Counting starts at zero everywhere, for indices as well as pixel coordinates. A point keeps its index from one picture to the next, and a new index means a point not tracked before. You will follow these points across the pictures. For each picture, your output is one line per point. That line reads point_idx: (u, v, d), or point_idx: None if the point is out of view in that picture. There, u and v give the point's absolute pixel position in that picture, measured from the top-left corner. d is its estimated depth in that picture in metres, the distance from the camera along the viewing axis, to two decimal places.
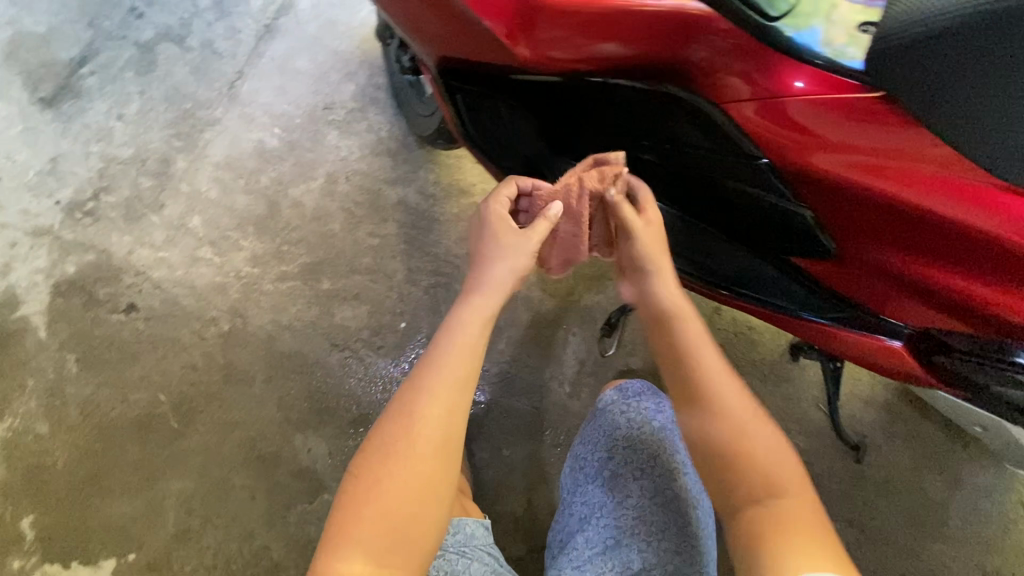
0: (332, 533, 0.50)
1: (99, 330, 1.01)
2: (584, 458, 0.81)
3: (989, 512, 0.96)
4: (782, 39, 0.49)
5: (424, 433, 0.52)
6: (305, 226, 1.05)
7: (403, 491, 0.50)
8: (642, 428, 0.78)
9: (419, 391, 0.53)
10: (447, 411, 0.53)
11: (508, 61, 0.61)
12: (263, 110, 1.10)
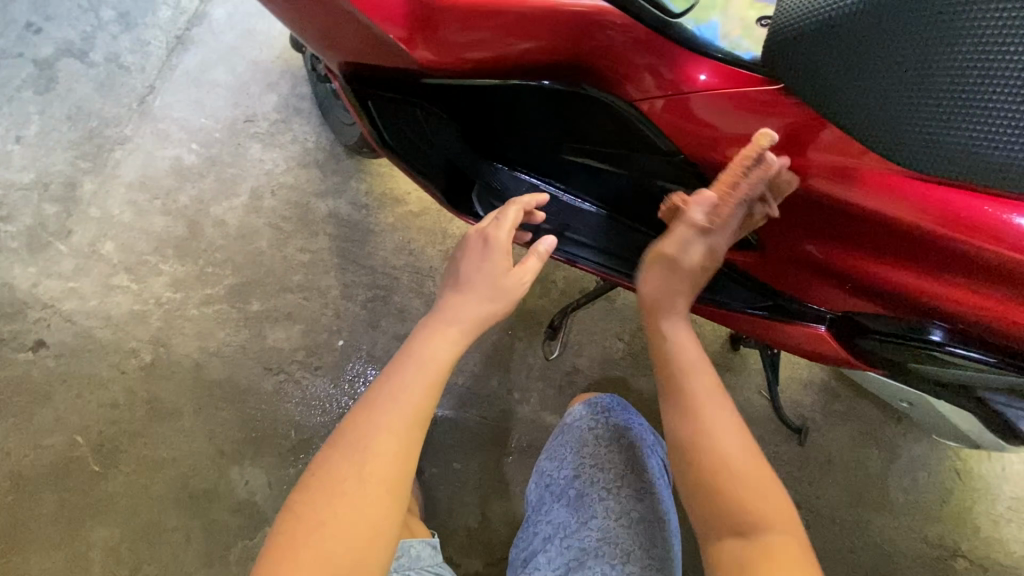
0: None
1: (3, 371, 0.93)
2: (549, 477, 0.80)
3: (925, 481, 1.00)
4: (684, 33, 0.50)
5: (375, 470, 0.49)
6: (229, 245, 0.99)
7: (349, 527, 0.48)
8: (609, 446, 0.78)
9: (374, 425, 0.51)
10: (398, 445, 0.51)
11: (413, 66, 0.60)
12: (179, 126, 1.04)
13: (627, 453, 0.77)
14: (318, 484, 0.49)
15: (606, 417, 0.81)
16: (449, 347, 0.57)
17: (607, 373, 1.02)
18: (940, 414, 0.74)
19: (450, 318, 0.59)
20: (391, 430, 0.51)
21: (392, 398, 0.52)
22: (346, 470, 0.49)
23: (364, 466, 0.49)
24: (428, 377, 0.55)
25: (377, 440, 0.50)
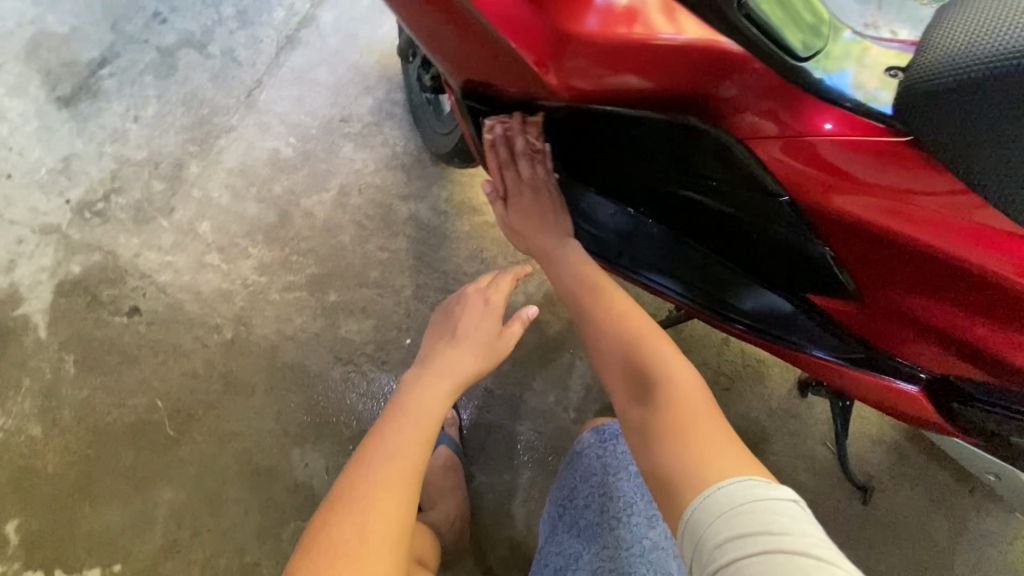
0: None
1: (100, 332, 0.99)
2: (561, 505, 0.81)
3: (997, 560, 0.94)
4: (812, 81, 0.49)
5: (378, 525, 0.57)
6: (314, 237, 1.04)
7: (368, 547, 0.56)
8: (616, 475, 0.80)
9: (378, 458, 0.62)
10: (396, 498, 0.60)
11: (531, 86, 0.62)
12: (279, 120, 1.11)
13: (634, 483, 0.79)
14: (324, 548, 0.55)
15: (613, 444, 0.82)
16: (440, 392, 0.71)
17: None
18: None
19: (444, 363, 0.73)
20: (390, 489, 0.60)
21: (387, 459, 0.62)
22: (348, 532, 0.56)
23: (366, 525, 0.57)
24: (420, 432, 0.66)
25: (376, 500, 0.59)
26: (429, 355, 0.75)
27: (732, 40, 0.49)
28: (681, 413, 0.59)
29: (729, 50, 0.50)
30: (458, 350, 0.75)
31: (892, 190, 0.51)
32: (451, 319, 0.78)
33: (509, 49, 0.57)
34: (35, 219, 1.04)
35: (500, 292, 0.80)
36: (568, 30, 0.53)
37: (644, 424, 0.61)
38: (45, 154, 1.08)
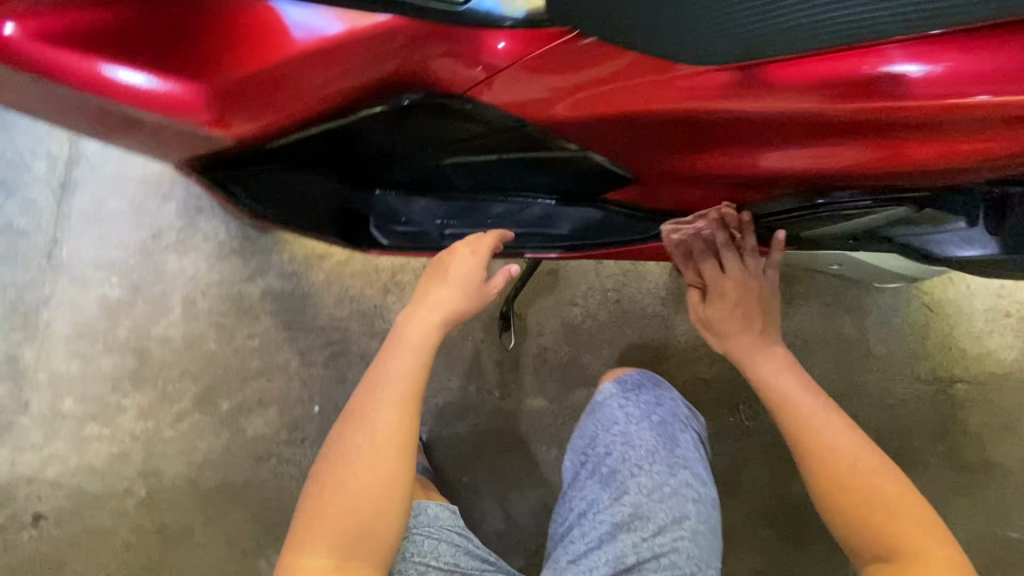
0: (303, 529, 0.53)
1: (13, 556, 0.94)
2: (582, 452, 0.78)
3: (898, 326, 1.04)
4: (466, 15, 0.51)
5: (381, 453, 0.55)
6: (181, 358, 1.01)
7: (365, 481, 0.54)
8: (636, 423, 0.76)
9: (376, 391, 0.57)
10: (402, 416, 0.56)
11: (224, 143, 0.58)
12: (93, 266, 1.05)
13: (656, 423, 0.76)
14: (333, 470, 0.54)
15: (638, 394, 0.80)
16: (431, 332, 0.60)
17: (576, 339, 1.04)
18: (865, 263, 0.79)
19: (431, 304, 0.61)
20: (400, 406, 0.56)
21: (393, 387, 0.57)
22: (359, 442, 0.55)
23: (374, 437, 0.55)
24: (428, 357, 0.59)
25: (379, 429, 0.55)
26: (420, 292, 0.63)
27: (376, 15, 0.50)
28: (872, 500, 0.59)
29: (380, 24, 0.51)
30: (442, 292, 0.62)
31: (605, 71, 0.53)
32: (440, 263, 0.65)
33: (176, 125, 0.54)
34: None
35: (488, 249, 0.65)
36: (225, 80, 0.51)
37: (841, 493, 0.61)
38: None
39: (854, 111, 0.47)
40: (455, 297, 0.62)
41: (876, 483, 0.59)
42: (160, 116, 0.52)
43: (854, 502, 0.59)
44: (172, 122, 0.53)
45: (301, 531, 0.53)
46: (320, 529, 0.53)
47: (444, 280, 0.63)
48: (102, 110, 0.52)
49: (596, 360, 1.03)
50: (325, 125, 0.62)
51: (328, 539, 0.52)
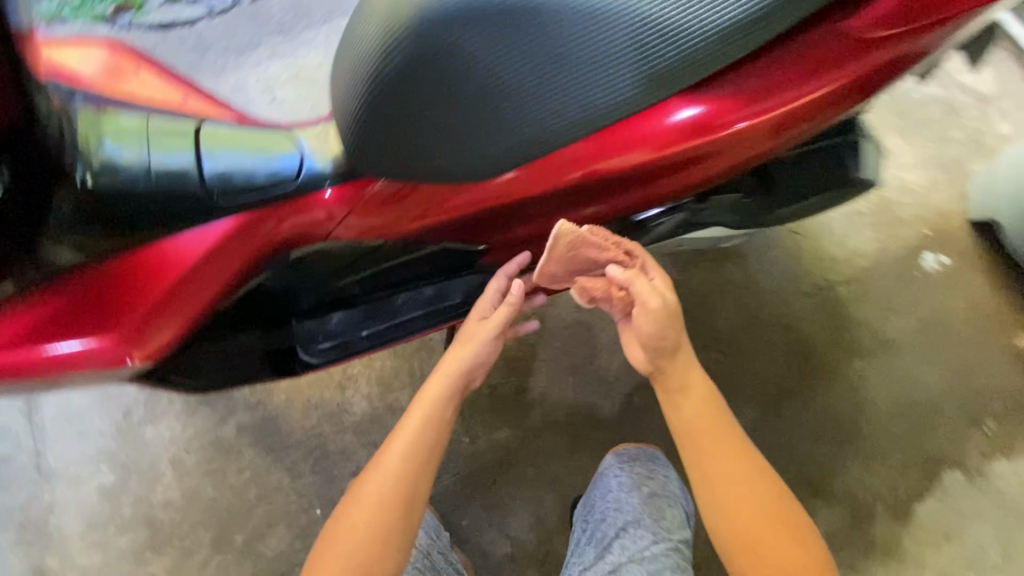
0: (332, 532, 0.74)
1: None
2: (585, 518, 0.98)
3: (773, 258, 1.21)
4: (297, 182, 0.71)
5: (395, 480, 0.74)
6: (187, 513, 1.11)
7: (380, 500, 0.74)
8: (628, 491, 0.96)
9: (397, 440, 0.77)
10: (415, 455, 0.76)
11: (148, 364, 0.70)
12: (81, 462, 1.15)
13: (644, 495, 0.96)
14: (360, 493, 0.74)
15: (631, 466, 0.99)
16: (441, 396, 0.78)
17: (517, 367, 1.17)
18: (707, 238, 0.95)
19: (443, 372, 0.79)
20: (404, 463, 0.75)
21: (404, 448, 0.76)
22: (381, 473, 0.75)
23: (392, 470, 0.75)
24: (430, 421, 0.77)
25: (395, 464, 0.75)
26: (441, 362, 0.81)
27: (231, 214, 0.68)
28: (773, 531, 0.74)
29: (237, 219, 0.68)
30: (449, 360, 0.80)
31: (419, 194, 0.70)
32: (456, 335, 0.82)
33: (104, 366, 0.66)
34: None
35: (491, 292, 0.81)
36: (135, 312, 0.66)
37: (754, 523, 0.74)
38: None
39: (617, 157, 0.66)
40: (459, 367, 0.79)
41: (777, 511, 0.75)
42: (90, 366, 0.65)
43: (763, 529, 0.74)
44: (101, 365, 0.66)
45: (331, 536, 0.74)
46: (346, 537, 0.73)
47: (454, 348, 0.81)
48: (48, 379, 0.65)
49: (540, 379, 1.17)
50: (235, 298, 0.76)
51: (349, 540, 0.72)
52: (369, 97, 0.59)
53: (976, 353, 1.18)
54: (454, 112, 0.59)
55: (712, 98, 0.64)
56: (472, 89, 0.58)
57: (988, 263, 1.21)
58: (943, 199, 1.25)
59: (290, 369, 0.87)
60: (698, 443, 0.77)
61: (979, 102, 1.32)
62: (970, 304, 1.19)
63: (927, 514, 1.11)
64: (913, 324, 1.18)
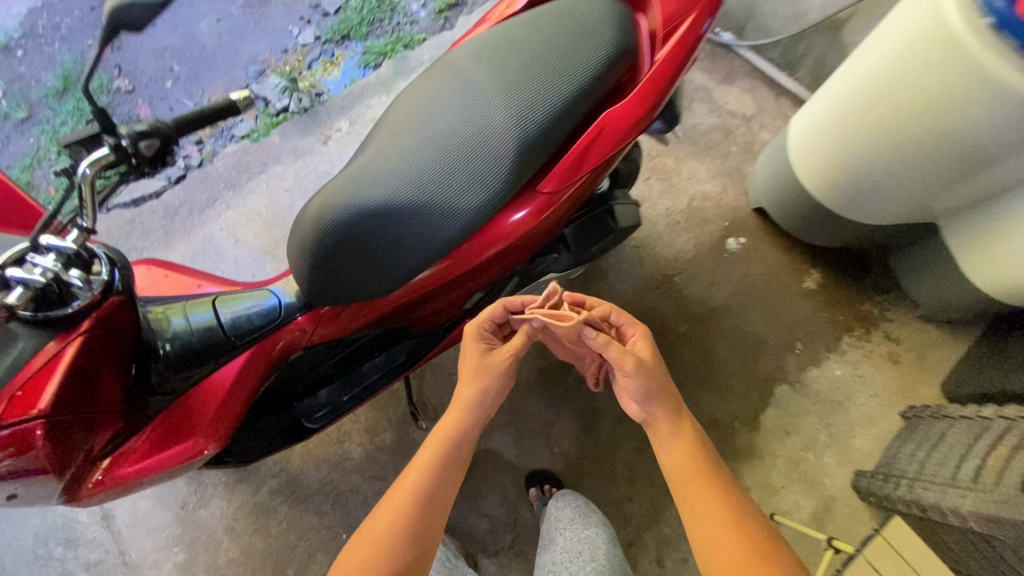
0: (353, 549, 0.84)
1: None
2: (542, 544, 1.35)
3: (625, 268, 1.68)
4: (278, 318, 1.09)
5: (412, 498, 0.86)
6: (248, 564, 1.49)
7: (397, 517, 0.84)
8: (556, 504, 1.38)
9: (418, 464, 0.90)
10: (433, 473, 0.88)
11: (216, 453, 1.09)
12: (157, 550, 1.51)
13: (564, 498, 1.38)
14: (382, 512, 0.86)
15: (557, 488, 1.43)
16: (457, 422, 0.93)
17: None
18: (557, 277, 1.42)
19: (461, 401, 0.94)
20: (416, 494, 0.87)
21: (421, 481, 0.88)
22: (400, 492, 0.87)
23: (411, 489, 0.87)
24: (442, 451, 0.90)
25: (414, 483, 0.87)
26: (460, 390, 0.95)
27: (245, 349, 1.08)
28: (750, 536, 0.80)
29: (250, 351, 1.09)
30: (466, 390, 0.94)
31: (352, 311, 1.12)
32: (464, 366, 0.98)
33: (193, 462, 1.05)
34: None
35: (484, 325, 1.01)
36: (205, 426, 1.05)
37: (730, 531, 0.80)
38: None
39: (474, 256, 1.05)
40: (473, 394, 0.94)
41: (754, 522, 0.82)
42: (185, 464, 1.04)
43: (740, 534, 0.80)
44: (191, 463, 1.05)
45: (349, 552, 0.84)
46: (361, 549, 0.83)
47: (467, 379, 0.96)
48: (159, 479, 1.04)
49: None
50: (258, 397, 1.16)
51: (365, 553, 0.82)
52: (314, 263, 0.98)
53: (779, 301, 1.66)
54: (369, 259, 0.97)
55: (524, 203, 0.98)
56: (378, 245, 0.96)
57: (773, 237, 1.72)
58: (734, 197, 1.76)
59: (300, 436, 1.26)
60: (674, 463, 0.88)
61: (744, 121, 1.84)
62: (766, 267, 1.69)
63: (770, 420, 1.57)
64: (731, 291, 1.67)
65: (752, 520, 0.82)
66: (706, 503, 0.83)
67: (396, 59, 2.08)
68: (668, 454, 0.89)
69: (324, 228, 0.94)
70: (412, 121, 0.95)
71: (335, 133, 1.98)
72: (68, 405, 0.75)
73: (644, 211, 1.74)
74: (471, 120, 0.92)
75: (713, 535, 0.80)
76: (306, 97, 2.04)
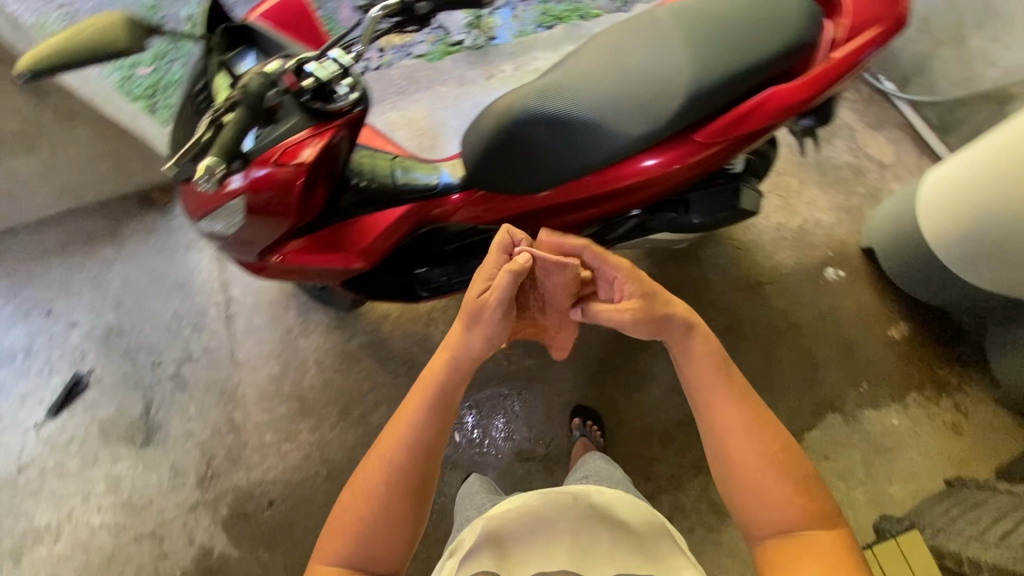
0: (350, 491, 0.93)
1: (265, 524, 1.67)
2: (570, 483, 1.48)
3: (720, 262, 1.82)
4: (439, 187, 1.31)
5: (401, 456, 0.92)
6: (324, 394, 1.78)
7: (388, 470, 0.91)
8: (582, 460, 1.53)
9: (406, 422, 0.94)
10: (417, 434, 0.93)
11: (358, 272, 1.36)
12: (259, 357, 1.82)
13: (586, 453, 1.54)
14: (373, 464, 0.93)
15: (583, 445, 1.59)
16: (445, 381, 0.96)
17: None
18: (661, 241, 1.57)
19: (444, 350, 0.98)
20: (404, 450, 0.92)
21: (405, 441, 0.93)
22: (392, 447, 0.93)
23: (401, 449, 0.92)
24: (426, 411, 0.94)
25: (402, 442, 0.93)
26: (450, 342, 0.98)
27: (405, 204, 1.30)
28: (767, 434, 0.91)
29: (408, 207, 1.31)
30: (462, 343, 0.97)
31: (499, 201, 1.32)
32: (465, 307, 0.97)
33: (341, 270, 1.32)
34: (184, 505, 1.70)
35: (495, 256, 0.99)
36: (359, 248, 1.30)
37: (749, 429, 0.91)
38: (160, 474, 1.74)
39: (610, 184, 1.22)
40: (470, 347, 0.96)
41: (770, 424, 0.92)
42: (336, 268, 1.31)
43: (759, 434, 0.91)
44: (340, 269, 1.32)
45: (348, 495, 0.92)
46: (355, 498, 0.91)
47: (462, 328, 0.97)
48: (314, 272, 1.32)
49: None
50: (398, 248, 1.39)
51: (364, 499, 0.90)
52: (486, 147, 1.20)
53: (858, 338, 1.73)
54: (529, 157, 1.18)
55: (671, 149, 1.14)
56: (540, 147, 1.16)
57: (872, 280, 1.78)
58: (844, 233, 1.83)
59: (411, 296, 1.48)
60: (731, 447, 0.91)
61: (879, 168, 1.89)
62: (857, 305, 1.76)
63: (812, 441, 1.64)
64: (814, 315, 1.75)
65: (805, 502, 0.87)
66: (762, 490, 0.88)
67: (570, 25, 2.28)
68: (725, 434, 0.91)
69: (506, 124, 1.16)
70: (601, 56, 1.12)
71: (498, 73, 2.21)
72: (313, 170, 1.01)
73: (752, 220, 1.86)
74: (652, 67, 1.08)
75: (765, 526, 0.88)
76: (483, 35, 2.27)
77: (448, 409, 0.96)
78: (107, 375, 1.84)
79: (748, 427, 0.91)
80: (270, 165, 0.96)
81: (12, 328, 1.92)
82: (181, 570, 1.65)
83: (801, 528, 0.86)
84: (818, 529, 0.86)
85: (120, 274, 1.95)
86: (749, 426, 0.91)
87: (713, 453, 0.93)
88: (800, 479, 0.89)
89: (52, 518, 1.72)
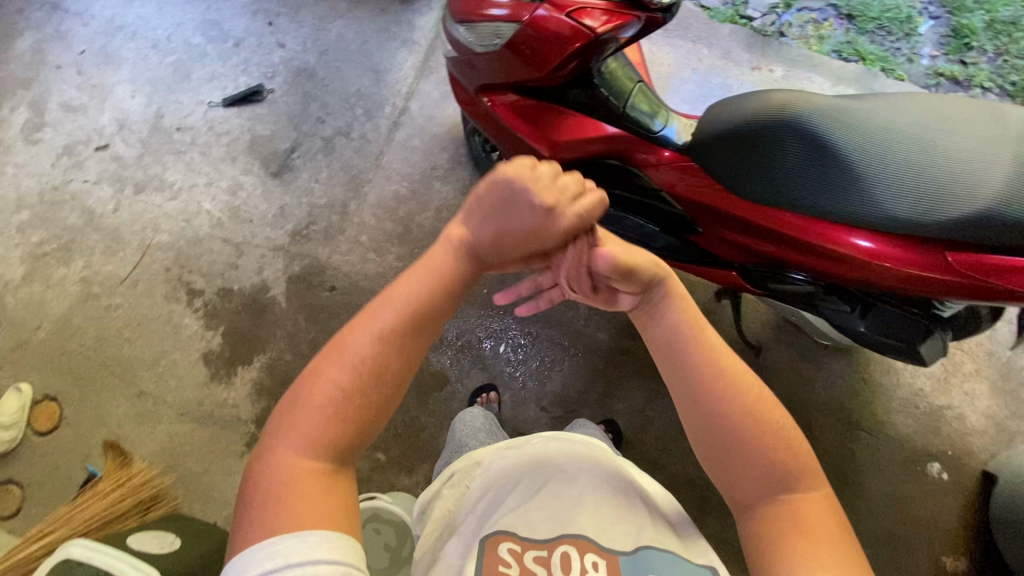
0: (318, 365, 0.80)
1: (317, 301, 1.82)
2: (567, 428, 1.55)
3: (838, 381, 1.68)
4: (656, 136, 1.26)
5: (392, 331, 0.81)
6: (425, 238, 1.86)
7: (370, 344, 0.80)
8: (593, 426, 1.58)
9: (402, 297, 0.83)
10: (413, 310, 0.82)
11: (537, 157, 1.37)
12: (396, 172, 1.92)
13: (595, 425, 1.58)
14: (358, 336, 0.81)
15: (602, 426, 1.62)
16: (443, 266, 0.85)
17: None
18: (806, 322, 1.44)
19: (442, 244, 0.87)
20: (354, 351, 0.80)
21: (389, 320, 0.81)
22: (379, 322, 0.81)
23: (386, 326, 0.81)
24: (393, 311, 0.82)
25: (394, 315, 0.82)
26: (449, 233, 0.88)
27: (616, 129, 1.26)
28: (741, 384, 0.82)
29: (616, 133, 1.27)
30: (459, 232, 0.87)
31: (701, 182, 1.23)
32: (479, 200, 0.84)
33: (528, 144, 1.34)
34: (269, 243, 1.87)
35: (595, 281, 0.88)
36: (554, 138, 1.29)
37: (722, 385, 0.81)
38: (268, 206, 1.91)
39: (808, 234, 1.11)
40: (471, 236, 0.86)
41: (742, 371, 0.83)
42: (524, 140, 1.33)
43: (734, 392, 0.81)
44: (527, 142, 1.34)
45: (314, 368, 0.80)
46: (322, 374, 0.79)
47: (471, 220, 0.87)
48: (505, 129, 1.35)
49: None
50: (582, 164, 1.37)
51: (340, 372, 0.79)
52: (731, 125, 1.13)
53: (910, 541, 1.57)
54: (763, 160, 1.10)
55: (893, 244, 1.03)
56: (782, 161, 1.08)
57: (968, 504, 1.59)
58: (978, 445, 1.63)
59: None
60: (718, 411, 0.80)
61: None
62: (934, 512, 1.59)
63: None
64: (886, 490, 1.61)
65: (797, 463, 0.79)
66: (750, 459, 0.79)
67: (867, 71, 2.03)
68: (698, 408, 0.81)
69: (775, 116, 1.06)
70: (913, 122, 1.02)
71: (766, 69, 2.02)
72: (596, 43, 1.00)
73: (897, 368, 1.68)
74: (957, 172, 0.96)
75: (756, 500, 0.78)
76: (775, 26, 2.07)
77: (441, 296, 0.85)
78: (281, 103, 1.99)
79: (724, 388, 0.81)
80: (564, 13, 0.99)
81: (239, 17, 2.09)
82: (239, 287, 1.84)
83: (788, 494, 0.77)
84: (808, 497, 0.78)
85: (339, 29, 2.06)
86: (725, 385, 0.81)
87: (694, 425, 0.82)
88: (786, 436, 0.80)
89: (178, 180, 1.95)
